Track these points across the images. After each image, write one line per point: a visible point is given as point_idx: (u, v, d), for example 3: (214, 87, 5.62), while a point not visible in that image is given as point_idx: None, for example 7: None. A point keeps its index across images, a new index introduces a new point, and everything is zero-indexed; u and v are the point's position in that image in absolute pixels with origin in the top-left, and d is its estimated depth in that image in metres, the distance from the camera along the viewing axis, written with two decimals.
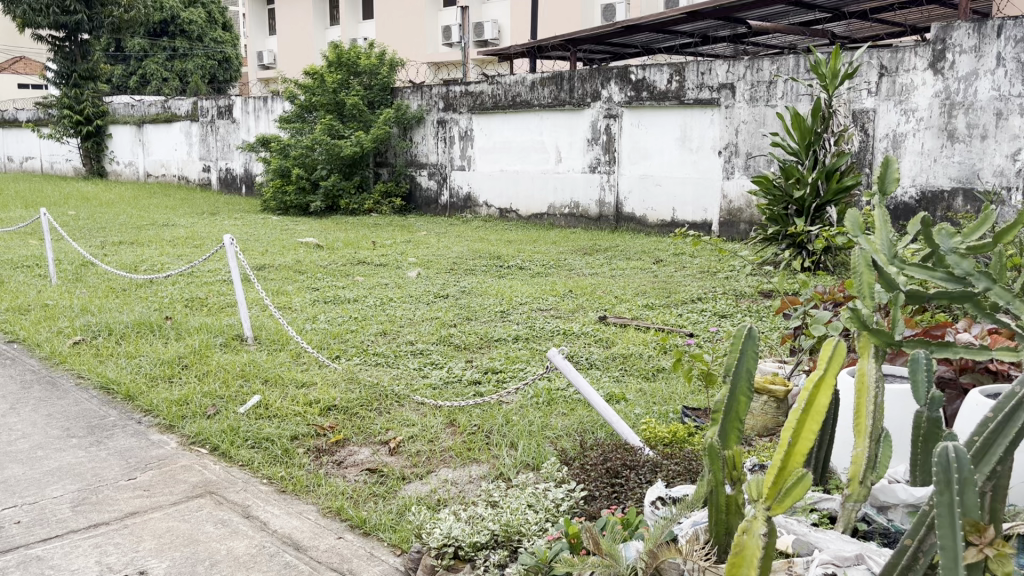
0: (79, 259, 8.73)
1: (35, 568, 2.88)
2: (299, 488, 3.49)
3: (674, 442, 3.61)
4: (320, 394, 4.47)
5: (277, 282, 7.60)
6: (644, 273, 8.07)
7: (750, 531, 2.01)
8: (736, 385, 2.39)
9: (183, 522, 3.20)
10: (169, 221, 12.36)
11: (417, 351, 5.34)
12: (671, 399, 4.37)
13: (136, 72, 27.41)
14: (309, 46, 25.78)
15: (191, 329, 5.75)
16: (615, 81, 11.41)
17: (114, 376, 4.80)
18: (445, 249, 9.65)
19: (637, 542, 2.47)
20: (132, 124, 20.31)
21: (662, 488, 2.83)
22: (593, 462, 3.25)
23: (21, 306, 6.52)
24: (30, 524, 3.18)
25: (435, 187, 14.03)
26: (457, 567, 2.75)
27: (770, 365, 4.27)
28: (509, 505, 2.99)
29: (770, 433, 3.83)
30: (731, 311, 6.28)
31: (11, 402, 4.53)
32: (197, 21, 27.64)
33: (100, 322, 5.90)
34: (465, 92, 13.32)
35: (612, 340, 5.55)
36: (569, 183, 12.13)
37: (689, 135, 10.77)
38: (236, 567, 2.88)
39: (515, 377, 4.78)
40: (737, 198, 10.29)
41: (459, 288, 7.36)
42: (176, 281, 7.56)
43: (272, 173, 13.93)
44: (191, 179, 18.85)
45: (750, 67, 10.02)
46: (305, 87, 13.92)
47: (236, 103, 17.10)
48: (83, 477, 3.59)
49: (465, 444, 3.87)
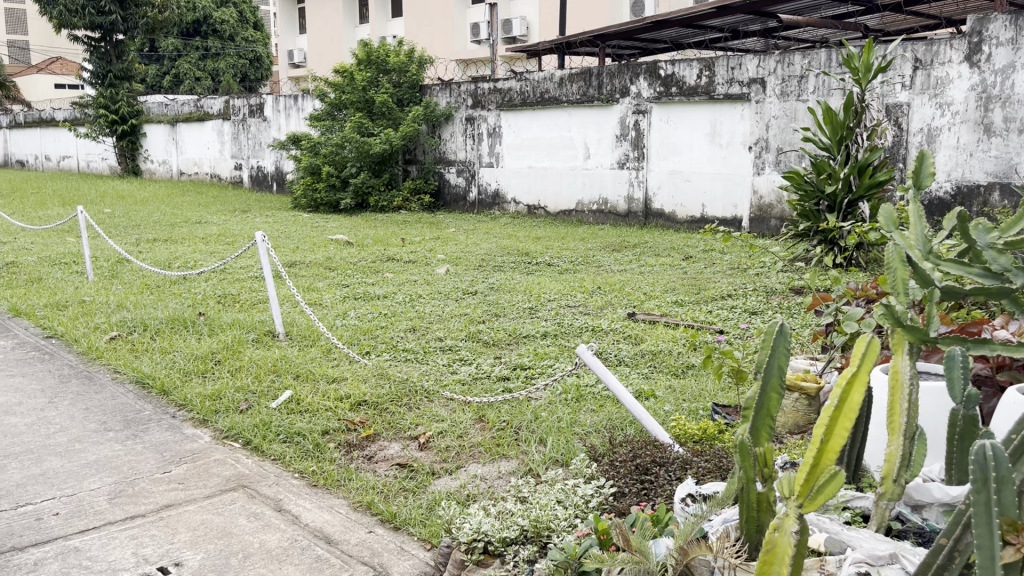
0: (114, 256, 8.87)
1: (73, 559, 2.93)
2: (330, 482, 3.52)
3: (705, 439, 3.58)
4: (351, 389, 4.51)
5: (309, 279, 7.67)
6: (673, 270, 8.03)
7: (781, 529, 2.00)
8: (767, 381, 2.37)
9: (216, 515, 3.24)
10: (201, 218, 12.50)
11: (446, 347, 5.37)
12: (701, 397, 4.34)
13: (170, 71, 27.78)
14: (339, 44, 25.98)
15: (223, 325, 5.83)
16: (643, 76, 11.34)
17: (149, 370, 4.88)
18: (474, 246, 9.67)
19: (667, 539, 2.47)
20: (166, 123, 20.58)
21: (691, 485, 2.82)
22: (623, 459, 3.25)
23: (59, 302, 6.64)
24: (68, 516, 3.24)
25: (463, 184, 14.06)
26: (487, 562, 2.76)
27: (802, 362, 4.25)
28: (538, 500, 2.98)
29: (801, 430, 3.81)
30: (763, 307, 6.23)
31: (50, 396, 4.62)
32: (228, 21, 27.97)
33: (135, 318, 6.00)
34: (493, 89, 13.33)
35: (641, 337, 5.53)
36: (598, 179, 12.10)
37: (718, 131, 10.69)
38: (268, 560, 2.92)
39: (543, 373, 4.78)
40: (768, 193, 10.21)
41: (487, 284, 7.39)
42: (209, 278, 7.67)
43: (303, 170, 14.03)
44: (223, 177, 19.07)
45: (781, 61, 9.95)
46: (335, 85, 14.02)
47: (267, 101, 17.27)
48: (120, 470, 3.65)
49: (495, 440, 3.88)
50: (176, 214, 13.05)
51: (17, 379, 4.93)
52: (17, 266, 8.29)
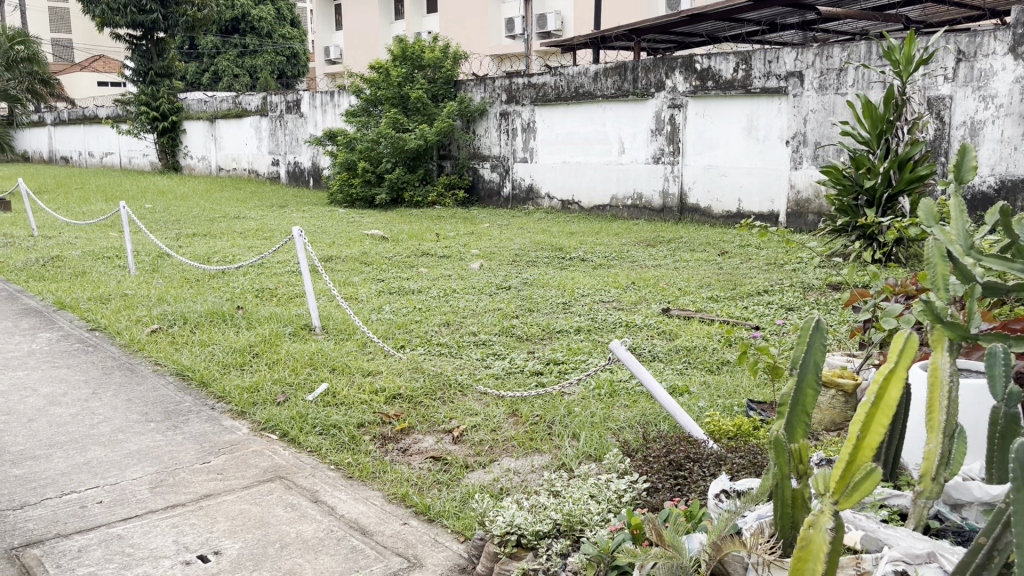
0: (155, 250, 9.04)
1: (116, 546, 3.00)
2: (365, 474, 3.56)
3: (739, 436, 3.57)
4: (385, 383, 4.56)
5: (345, 273, 7.74)
6: (708, 265, 7.98)
7: (816, 525, 1.98)
8: (803, 377, 2.34)
9: (254, 505, 3.30)
10: (240, 214, 12.67)
11: (479, 342, 5.39)
12: (735, 393, 4.32)
13: (209, 68, 28.16)
14: (375, 40, 26.13)
15: (261, 319, 5.92)
16: (679, 70, 11.25)
17: (189, 363, 4.98)
18: (508, 241, 9.68)
19: (701, 535, 2.46)
20: (205, 119, 20.87)
21: (725, 481, 2.80)
22: (656, 455, 3.25)
23: (102, 295, 6.78)
24: (111, 504, 3.32)
25: (497, 179, 14.08)
26: (519, 555, 2.74)
27: (838, 359, 4.21)
28: (571, 495, 2.97)
29: (838, 427, 3.78)
30: (799, 304, 6.17)
31: (94, 387, 4.73)
32: (266, 18, 28.27)
33: (175, 311, 6.11)
34: (528, 84, 13.31)
35: (675, 332, 5.51)
36: (632, 174, 12.04)
37: (755, 125, 10.57)
38: (305, 550, 2.96)
39: (577, 368, 4.79)
40: (805, 188, 10.10)
41: (521, 280, 7.38)
42: (247, 272, 7.77)
43: (339, 166, 14.12)
44: (261, 172, 19.29)
45: (820, 54, 9.82)
46: (370, 81, 14.10)
47: (304, 97, 17.43)
48: (161, 460, 3.73)
49: (528, 434, 3.90)
50: (215, 209, 13.23)
51: (62, 370, 5.05)
52: (62, 260, 8.46)
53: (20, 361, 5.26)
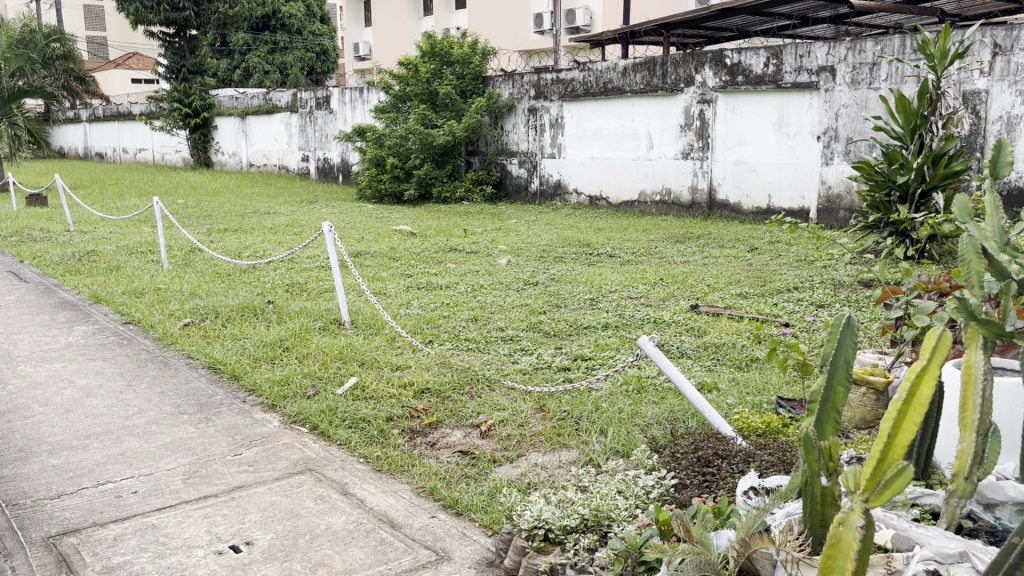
0: (187, 245, 9.19)
1: (151, 536, 3.05)
2: (394, 467, 3.60)
3: (768, 433, 3.55)
4: (414, 377, 4.60)
5: (374, 269, 7.80)
6: (738, 262, 7.92)
7: (846, 523, 1.96)
8: (833, 374, 2.34)
9: (285, 497, 3.34)
10: (271, 209, 12.81)
11: (507, 337, 5.41)
12: (765, 390, 4.30)
13: (240, 66, 28.45)
14: (404, 37, 26.23)
15: (291, 313, 5.99)
16: (709, 65, 11.17)
17: (221, 357, 5.05)
18: (535, 236, 9.70)
19: (729, 531, 2.46)
20: (236, 116, 21.08)
21: (754, 478, 2.80)
22: (684, 451, 3.24)
23: (135, 289, 6.89)
24: (146, 494, 3.38)
25: (525, 174, 14.08)
26: (547, 549, 2.74)
27: (869, 356, 4.17)
28: (599, 490, 2.97)
29: (869, 425, 3.75)
30: (830, 301, 6.11)
31: (128, 380, 4.81)
32: (296, 15, 28.48)
33: (208, 305, 6.20)
34: (556, 79, 13.28)
35: (704, 329, 5.49)
36: (661, 170, 11.98)
37: (786, 120, 10.48)
38: (335, 542, 3.00)
39: (604, 364, 4.79)
40: (837, 184, 9.99)
41: (548, 275, 7.39)
42: (278, 267, 7.85)
43: (368, 162, 14.24)
44: (291, 169, 19.44)
45: (852, 48, 9.72)
46: (399, 77, 14.15)
47: (334, 94, 17.54)
48: (194, 452, 3.79)
49: (555, 430, 3.90)
50: (246, 205, 13.38)
51: (98, 363, 5.14)
52: (97, 255, 8.61)
53: (57, 353, 5.36)
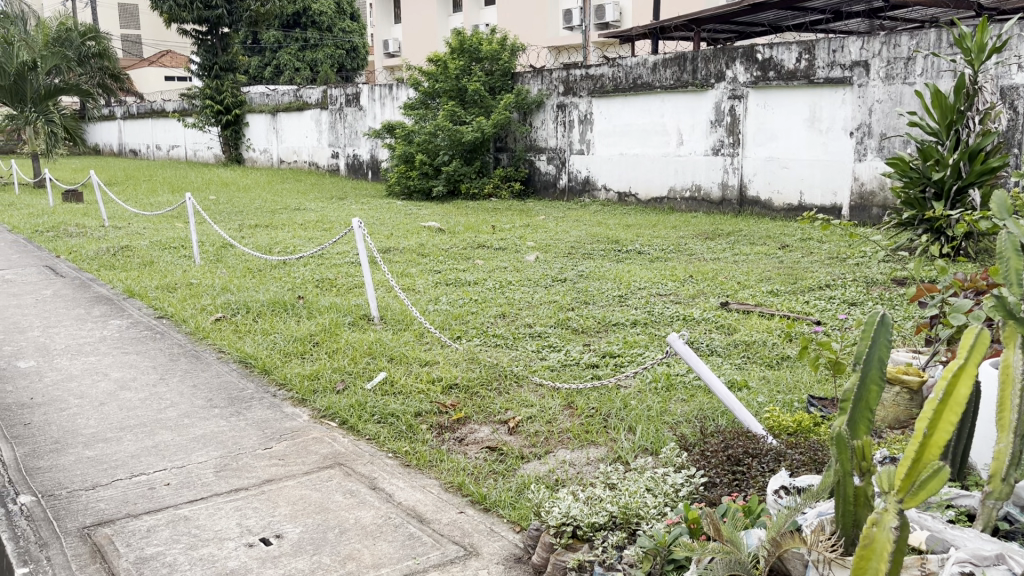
0: (219, 240, 9.29)
1: (183, 527, 3.10)
2: (422, 463, 3.61)
3: (799, 432, 3.51)
4: (442, 372, 4.61)
5: (402, 265, 7.83)
6: (769, 259, 7.85)
7: (879, 524, 1.93)
8: (867, 373, 2.33)
9: (314, 490, 3.37)
10: (301, 205, 12.90)
11: (535, 334, 5.40)
12: (796, 388, 4.25)
13: (272, 63, 28.64)
14: (433, 33, 26.30)
15: (321, 308, 6.03)
16: (740, 60, 11.07)
17: (252, 351, 5.10)
18: (563, 233, 9.69)
19: (760, 530, 2.44)
20: (267, 113, 21.25)
21: (785, 477, 2.77)
22: (714, 449, 3.22)
23: (168, 284, 6.98)
24: (178, 486, 3.43)
25: (554, 171, 14.06)
26: (575, 546, 2.73)
27: (903, 355, 4.11)
28: (628, 487, 2.96)
29: (902, 425, 3.70)
30: (862, 299, 6.03)
31: (161, 373, 4.88)
32: (326, 13, 28.65)
33: (239, 300, 6.27)
34: (586, 75, 13.25)
35: (734, 327, 5.44)
36: (691, 166, 11.89)
37: (818, 116, 10.35)
38: (363, 536, 3.01)
39: (633, 361, 4.77)
40: (870, 180, 9.85)
41: (577, 272, 7.37)
42: (308, 263, 7.90)
43: (397, 158, 14.34)
44: (321, 165, 19.58)
45: (887, 42, 9.57)
46: (429, 74, 14.19)
47: (363, 91, 17.64)
48: (225, 445, 3.84)
49: (583, 427, 3.89)
50: (276, 201, 13.51)
51: (132, 356, 5.22)
52: (132, 250, 8.74)
53: (92, 347, 5.45)
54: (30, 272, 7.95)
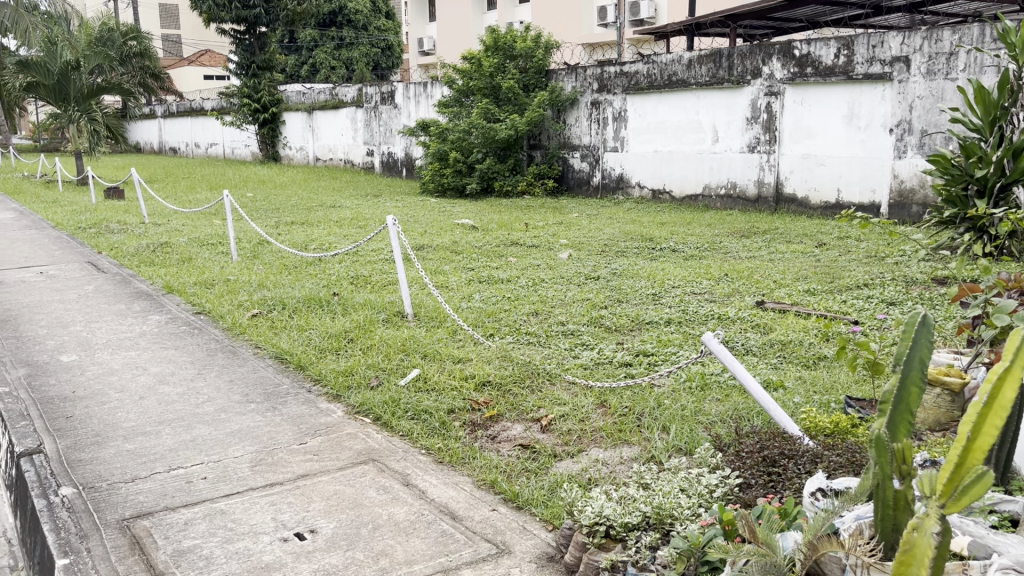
0: (256, 237, 9.41)
1: (219, 521, 3.13)
2: (455, 460, 3.62)
3: (837, 433, 3.46)
4: (475, 370, 4.61)
5: (436, 262, 7.86)
6: (806, 258, 7.73)
7: (920, 529, 1.89)
8: (907, 375, 2.31)
9: (348, 486, 3.40)
10: (336, 203, 12.98)
11: (568, 332, 5.38)
12: (833, 389, 4.20)
13: (308, 61, 28.85)
14: (467, 31, 26.36)
15: (356, 305, 6.08)
16: (777, 56, 10.94)
17: (288, 347, 5.15)
18: (597, 230, 9.64)
19: (796, 533, 2.40)
20: (303, 111, 21.47)
21: (822, 480, 2.73)
22: (749, 450, 3.18)
23: (206, 280, 7.07)
24: (215, 480, 3.47)
25: (587, 168, 14.02)
26: (608, 546, 2.72)
27: (945, 356, 4.02)
28: (661, 487, 2.94)
29: (943, 428, 3.63)
30: (901, 298, 5.92)
31: (199, 368, 4.95)
32: (362, 11, 28.87)
33: (275, 296, 6.34)
34: (620, 72, 13.16)
35: (770, 326, 5.38)
36: (726, 163, 11.78)
37: (857, 112, 10.19)
38: (397, 533, 3.03)
39: (667, 360, 4.73)
40: (910, 178, 9.68)
41: (610, 270, 7.34)
42: (343, 259, 7.97)
43: (432, 156, 14.39)
44: (356, 162, 19.71)
45: (928, 37, 9.39)
46: (463, 71, 14.19)
47: (398, 89, 17.72)
48: (261, 440, 3.88)
49: (617, 426, 3.87)
50: (312, 198, 13.62)
51: (170, 351, 5.30)
52: (171, 246, 8.87)
53: (132, 342, 5.54)
54: (73, 268, 8.11)
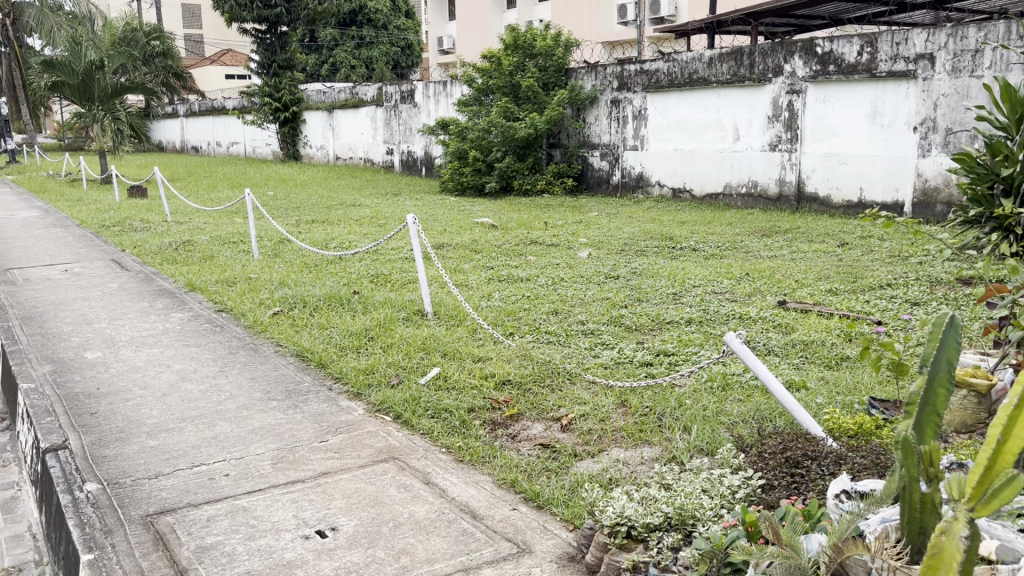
0: (277, 236, 9.46)
1: (241, 517, 3.15)
2: (475, 458, 3.61)
3: (861, 434, 3.42)
4: (495, 369, 4.62)
5: (456, 260, 7.88)
6: (827, 257, 7.65)
7: (949, 532, 1.86)
8: (934, 376, 2.28)
9: (369, 484, 3.40)
10: (356, 201, 12.99)
11: (588, 331, 5.37)
12: (856, 390, 4.16)
13: (328, 60, 28.96)
14: (487, 30, 26.37)
15: (376, 303, 6.09)
16: (799, 54, 10.86)
17: (309, 345, 5.17)
18: (617, 229, 9.60)
19: (820, 535, 2.38)
20: (324, 110, 21.58)
21: (847, 482, 2.71)
22: (772, 451, 3.15)
23: (228, 278, 7.12)
24: (237, 477, 3.49)
25: (607, 167, 13.97)
26: (630, 546, 2.71)
27: (971, 358, 3.97)
28: (683, 488, 2.92)
29: (969, 430, 3.57)
30: (925, 298, 5.86)
31: (221, 365, 4.98)
32: (382, 11, 28.98)
33: (296, 295, 6.37)
34: (640, 70, 13.09)
35: (792, 326, 5.33)
36: (747, 162, 11.70)
37: (880, 110, 10.09)
38: (418, 531, 3.03)
39: (688, 360, 4.70)
40: (934, 177, 9.58)
41: (630, 269, 7.31)
42: (363, 258, 8.00)
43: (451, 155, 14.41)
44: (376, 161, 19.77)
45: (953, 34, 9.29)
46: (482, 70, 14.19)
47: (418, 88, 17.76)
48: (282, 437, 3.89)
49: (637, 426, 3.85)
50: (332, 197, 13.66)
51: (193, 349, 5.34)
52: (193, 245, 8.94)
53: (155, 339, 5.58)
54: (97, 266, 8.19)
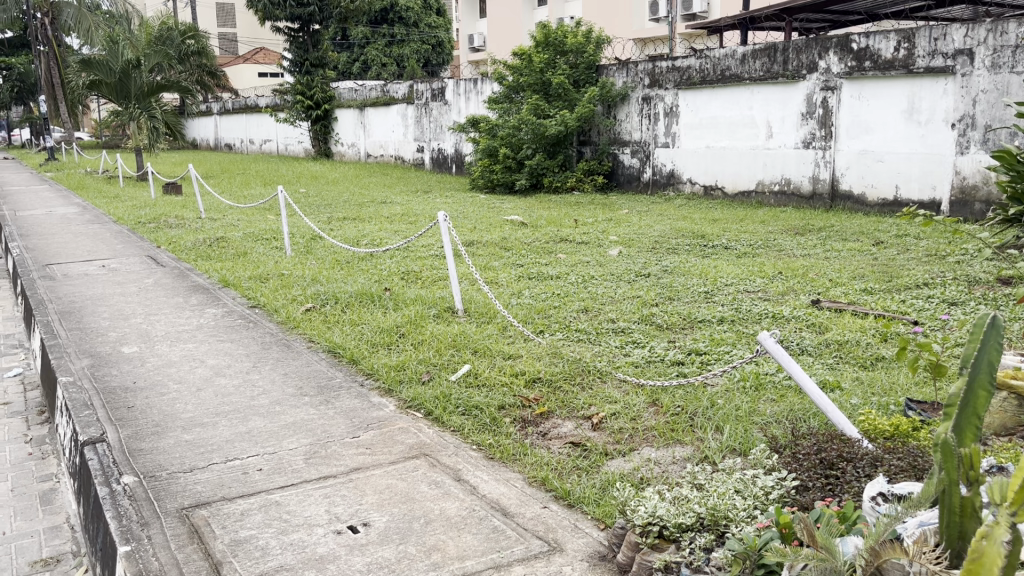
0: (309, 232, 9.53)
1: (274, 512, 3.18)
2: (506, 456, 3.61)
3: (897, 436, 3.37)
4: (526, 366, 4.62)
5: (485, 258, 7.89)
6: (862, 257, 7.52)
7: (990, 537, 1.81)
8: (974, 378, 2.23)
9: (400, 480, 3.42)
10: (386, 199, 13.04)
11: (618, 329, 5.34)
12: (892, 390, 4.09)
13: (359, 58, 29.11)
14: (517, 27, 26.37)
15: (407, 300, 6.11)
16: (834, 50, 10.71)
17: (340, 341, 5.20)
18: (647, 227, 9.54)
19: (856, 538, 2.35)
20: (355, 107, 21.72)
21: (883, 485, 2.67)
22: (806, 452, 3.12)
23: (261, 275, 7.19)
24: (270, 472, 3.52)
25: (638, 164, 13.90)
26: (661, 546, 2.70)
27: (1012, 358, 3.90)
28: (715, 489, 2.90)
29: (1010, 432, 3.51)
30: (963, 298, 5.76)
31: (254, 361, 5.03)
32: (413, 8, 29.08)
33: (328, 291, 6.41)
34: (672, 67, 13.00)
35: (825, 326, 5.27)
36: (781, 160, 11.58)
37: (917, 106, 9.93)
38: (448, 528, 3.03)
39: (720, 360, 4.66)
40: (972, 174, 9.41)
41: (661, 266, 7.27)
42: (395, 255, 8.05)
43: (481, 152, 14.42)
44: (407, 159, 19.87)
45: (993, 29, 9.12)
46: (513, 67, 14.17)
47: (449, 86, 17.81)
48: (315, 433, 3.92)
49: (669, 425, 3.83)
50: (363, 194, 13.74)
51: (226, 344, 5.40)
52: (226, 241, 9.03)
53: (190, 334, 5.65)
54: (132, 262, 8.30)
